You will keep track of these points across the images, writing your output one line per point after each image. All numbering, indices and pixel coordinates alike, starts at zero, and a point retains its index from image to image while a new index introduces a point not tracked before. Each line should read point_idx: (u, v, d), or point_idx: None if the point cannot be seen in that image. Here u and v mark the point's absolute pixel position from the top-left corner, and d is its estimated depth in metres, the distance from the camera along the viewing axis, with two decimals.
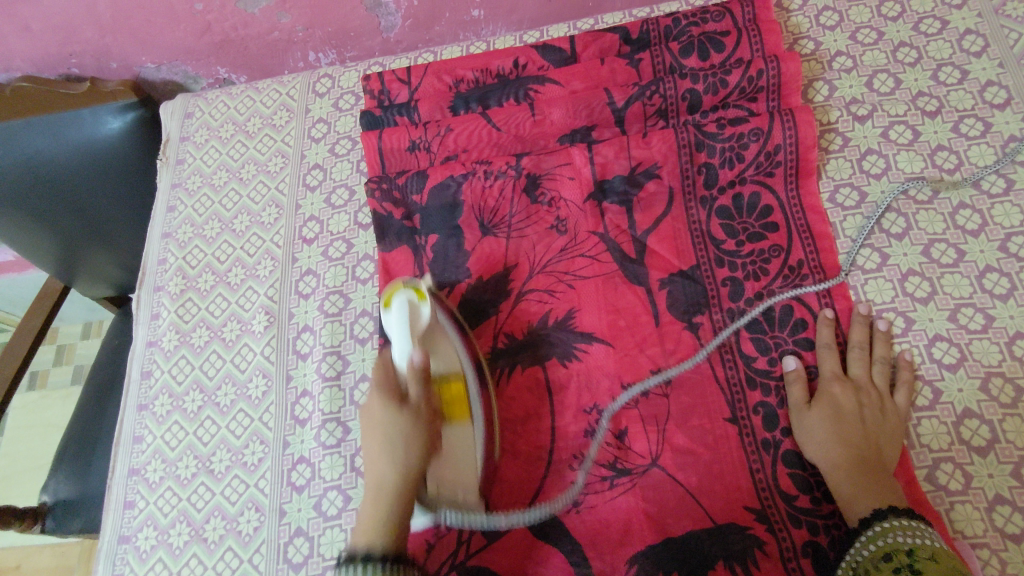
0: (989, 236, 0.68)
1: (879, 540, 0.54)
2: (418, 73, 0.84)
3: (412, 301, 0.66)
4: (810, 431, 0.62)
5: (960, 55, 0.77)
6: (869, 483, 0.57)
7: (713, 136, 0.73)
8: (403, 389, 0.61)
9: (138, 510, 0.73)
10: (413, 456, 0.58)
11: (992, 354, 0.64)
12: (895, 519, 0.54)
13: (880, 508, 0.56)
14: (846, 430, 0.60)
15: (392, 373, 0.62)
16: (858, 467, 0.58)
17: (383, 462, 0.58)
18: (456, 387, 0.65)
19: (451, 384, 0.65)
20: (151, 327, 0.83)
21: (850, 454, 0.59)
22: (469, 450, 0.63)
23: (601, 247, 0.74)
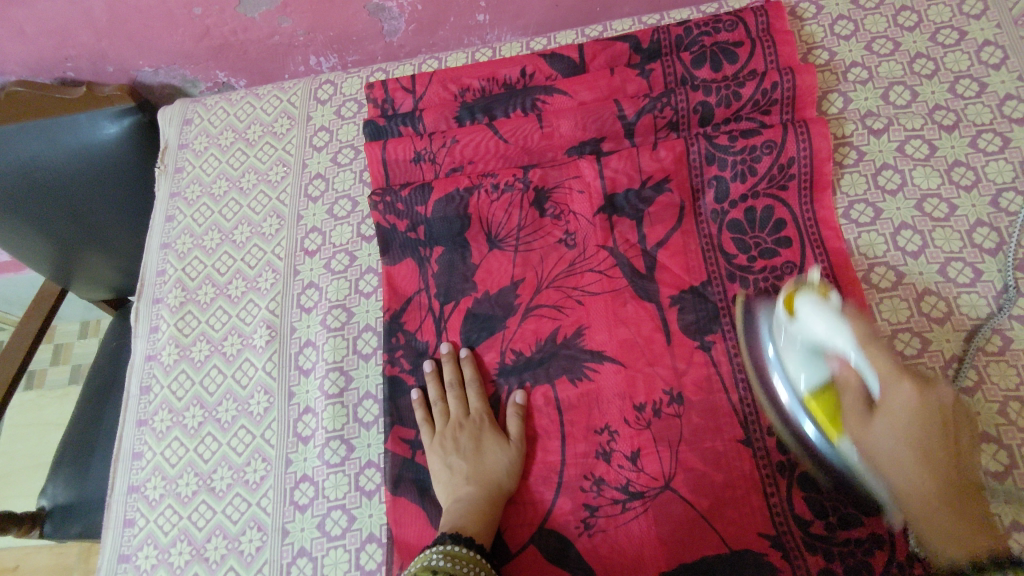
0: (1007, 255, 0.67)
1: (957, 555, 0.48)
2: (423, 82, 0.82)
3: (819, 297, 0.59)
4: (877, 440, 0.52)
5: (978, 68, 0.76)
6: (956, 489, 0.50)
7: (724, 149, 0.71)
8: (866, 396, 0.54)
9: (138, 528, 0.72)
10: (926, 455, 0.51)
11: (1010, 376, 0.62)
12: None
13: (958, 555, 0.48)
14: (932, 451, 0.51)
15: (857, 381, 0.54)
16: (950, 493, 0.50)
17: (904, 456, 0.51)
18: (827, 399, 0.58)
19: (823, 394, 0.58)
20: (150, 340, 0.82)
21: (942, 488, 0.50)
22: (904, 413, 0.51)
23: (611, 261, 0.73)
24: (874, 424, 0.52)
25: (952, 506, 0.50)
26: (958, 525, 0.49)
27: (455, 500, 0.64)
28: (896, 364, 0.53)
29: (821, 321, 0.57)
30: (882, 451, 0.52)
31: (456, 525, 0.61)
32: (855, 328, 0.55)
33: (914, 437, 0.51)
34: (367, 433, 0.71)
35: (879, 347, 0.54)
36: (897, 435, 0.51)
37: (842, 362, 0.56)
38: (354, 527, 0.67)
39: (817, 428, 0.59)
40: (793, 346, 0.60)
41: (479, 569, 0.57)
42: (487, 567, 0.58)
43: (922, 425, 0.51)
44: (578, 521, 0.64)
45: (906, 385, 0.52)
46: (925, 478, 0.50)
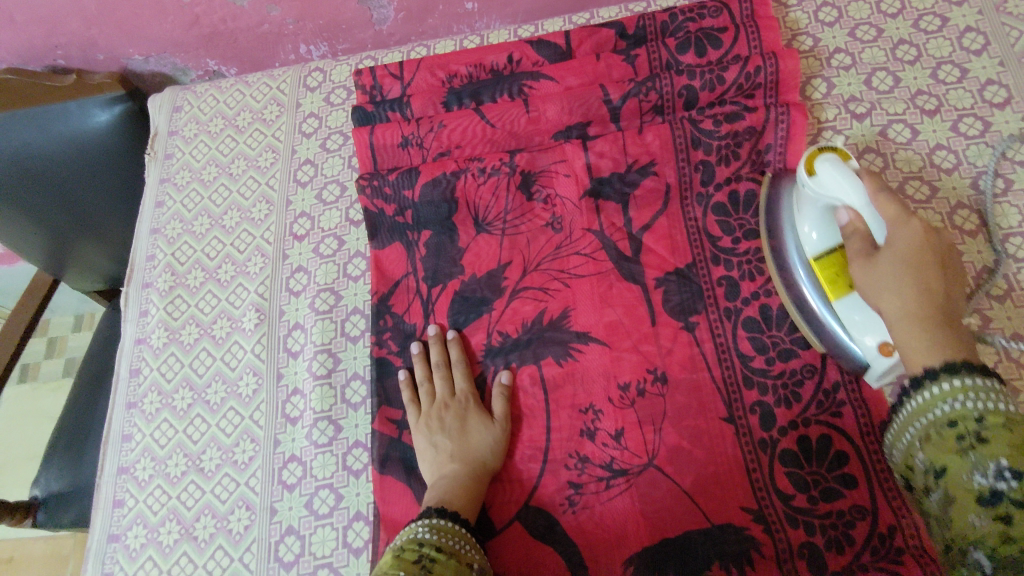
0: (986, 236, 0.68)
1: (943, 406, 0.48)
2: (411, 68, 0.83)
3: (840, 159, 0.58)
4: (883, 289, 0.54)
5: (959, 53, 0.77)
6: (939, 321, 0.51)
7: (708, 134, 0.73)
8: (872, 237, 0.56)
9: (127, 509, 0.72)
10: (911, 287, 0.53)
11: (988, 355, 0.63)
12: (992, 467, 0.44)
13: (935, 364, 0.50)
14: (928, 279, 0.52)
15: (865, 237, 0.57)
16: (939, 321, 0.51)
17: (892, 298, 0.53)
18: (835, 262, 0.61)
19: (833, 259, 0.61)
20: (140, 324, 0.82)
21: (924, 300, 0.52)
22: (895, 291, 0.53)
23: (597, 244, 0.74)
24: (879, 258, 0.54)
25: (937, 324, 0.51)
26: (936, 326, 0.51)
27: (441, 476, 0.64)
28: (903, 207, 0.54)
29: (837, 184, 0.56)
30: (880, 292, 0.54)
31: (442, 500, 0.61)
32: (867, 182, 0.56)
33: (916, 262, 0.53)
34: (355, 413, 0.71)
35: (914, 224, 0.54)
36: (885, 286, 0.53)
37: (848, 209, 0.58)
38: (342, 506, 0.68)
39: (817, 290, 0.63)
40: (812, 202, 0.61)
41: (467, 542, 0.58)
42: (473, 540, 0.59)
43: (918, 272, 0.52)
44: (563, 498, 0.64)
45: (913, 221, 0.54)
46: (915, 296, 0.52)
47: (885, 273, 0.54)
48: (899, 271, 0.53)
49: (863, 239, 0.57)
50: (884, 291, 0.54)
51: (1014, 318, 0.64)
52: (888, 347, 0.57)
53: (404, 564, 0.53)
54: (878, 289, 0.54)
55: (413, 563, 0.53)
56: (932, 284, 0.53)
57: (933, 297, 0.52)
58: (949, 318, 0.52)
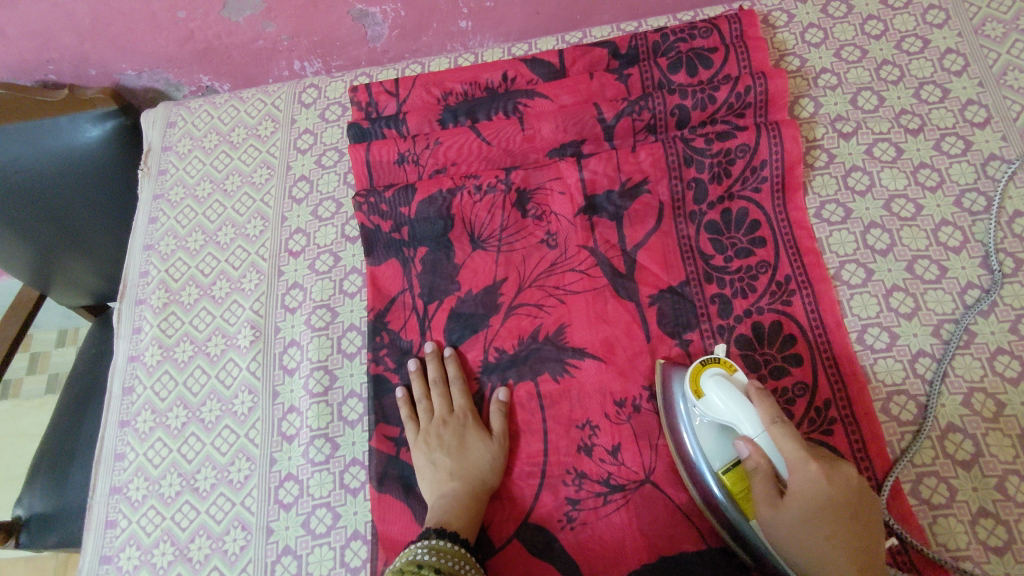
0: (970, 253, 0.70)
1: None
2: (406, 85, 0.84)
3: (726, 375, 0.59)
4: (780, 526, 0.52)
5: (941, 74, 0.79)
6: (858, 534, 0.51)
7: (701, 152, 0.73)
8: (772, 467, 0.55)
9: (120, 530, 0.72)
10: (825, 526, 0.51)
11: (974, 369, 0.65)
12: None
13: (865, 572, 0.50)
14: (836, 520, 0.51)
15: (765, 453, 0.55)
16: (847, 516, 0.51)
17: (797, 543, 0.52)
18: (735, 484, 0.57)
19: (734, 475, 0.57)
20: (133, 341, 0.82)
21: (831, 502, 0.51)
22: (789, 518, 0.52)
23: (592, 261, 0.74)
24: (796, 480, 0.52)
25: (844, 516, 0.51)
26: (824, 526, 0.51)
27: (440, 496, 0.64)
28: (801, 447, 0.53)
29: (732, 406, 0.57)
30: (787, 532, 0.52)
31: (443, 520, 0.61)
32: (760, 408, 0.56)
33: (824, 477, 0.52)
34: (352, 431, 0.72)
35: (784, 427, 0.55)
36: (794, 507, 0.52)
37: (750, 442, 0.56)
38: (339, 524, 0.68)
39: (720, 492, 0.58)
40: (709, 425, 0.59)
41: (466, 563, 0.58)
42: (472, 560, 0.59)
43: (823, 509, 0.51)
44: (561, 514, 0.65)
45: (812, 466, 0.52)
46: (824, 481, 0.52)
47: (803, 487, 0.52)
48: (819, 536, 0.51)
49: (765, 475, 0.54)
50: (783, 505, 0.53)
51: (999, 332, 0.66)
52: (796, 524, 0.55)
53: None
54: (779, 518, 0.52)
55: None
56: (841, 488, 0.52)
57: (832, 521, 0.51)
58: (858, 558, 0.50)
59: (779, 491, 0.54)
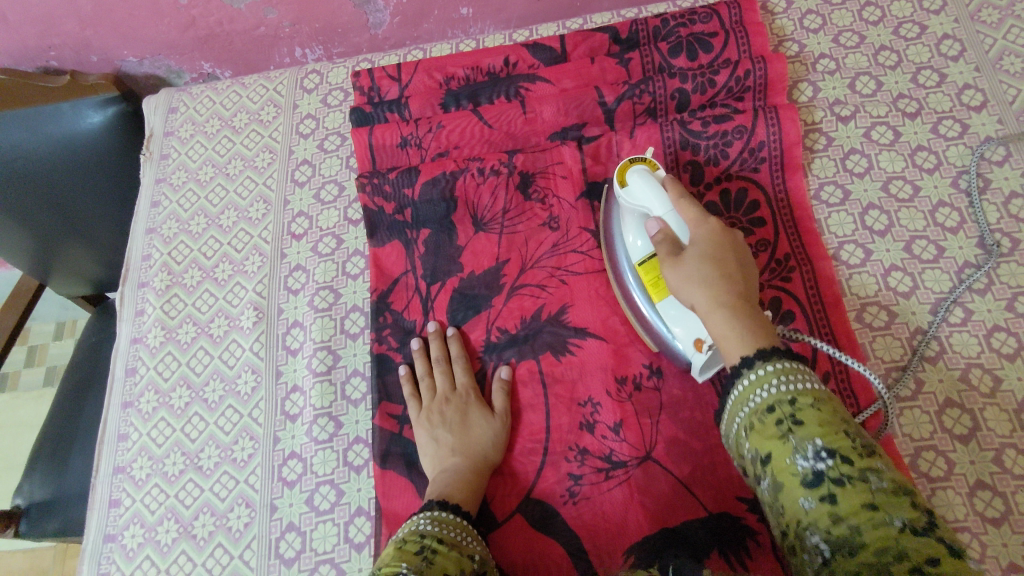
0: (967, 233, 0.71)
1: (762, 392, 0.49)
2: (408, 70, 0.84)
3: (649, 169, 0.64)
4: (688, 276, 0.56)
5: (938, 59, 0.80)
6: (751, 312, 0.54)
7: (698, 134, 0.74)
8: (678, 242, 0.60)
9: (124, 508, 0.72)
10: (720, 295, 0.54)
11: (971, 346, 0.66)
12: (776, 362, 0.50)
13: (759, 355, 0.51)
14: (727, 268, 0.56)
15: (671, 232, 0.61)
16: (742, 306, 0.54)
17: (695, 288, 0.56)
18: (653, 270, 0.64)
19: (654, 263, 0.64)
20: (136, 323, 0.82)
21: (734, 293, 0.55)
22: (692, 289, 0.56)
23: (594, 243, 0.75)
24: (685, 262, 0.57)
25: (745, 308, 0.54)
26: (733, 271, 0.56)
27: (442, 471, 0.65)
28: (701, 210, 0.60)
29: (647, 191, 0.62)
30: (688, 284, 0.56)
31: (448, 494, 0.62)
32: (669, 190, 0.62)
33: (713, 256, 0.56)
34: (355, 409, 0.72)
35: (689, 202, 0.61)
36: (694, 282, 0.56)
37: (660, 220, 0.62)
38: (343, 501, 0.68)
39: (643, 292, 0.66)
40: (631, 215, 0.65)
41: (465, 534, 0.58)
42: (473, 532, 0.59)
43: (724, 286, 0.55)
44: (563, 490, 0.65)
45: (709, 219, 0.59)
46: (716, 281, 0.55)
47: (685, 280, 0.56)
48: (713, 300, 0.55)
49: (666, 243, 0.60)
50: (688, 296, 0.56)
51: (995, 310, 0.67)
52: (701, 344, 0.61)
53: (405, 555, 0.52)
54: (680, 289, 0.57)
55: (414, 554, 0.52)
56: (738, 285, 0.55)
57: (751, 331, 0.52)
58: (754, 318, 0.54)
59: (682, 251, 0.59)
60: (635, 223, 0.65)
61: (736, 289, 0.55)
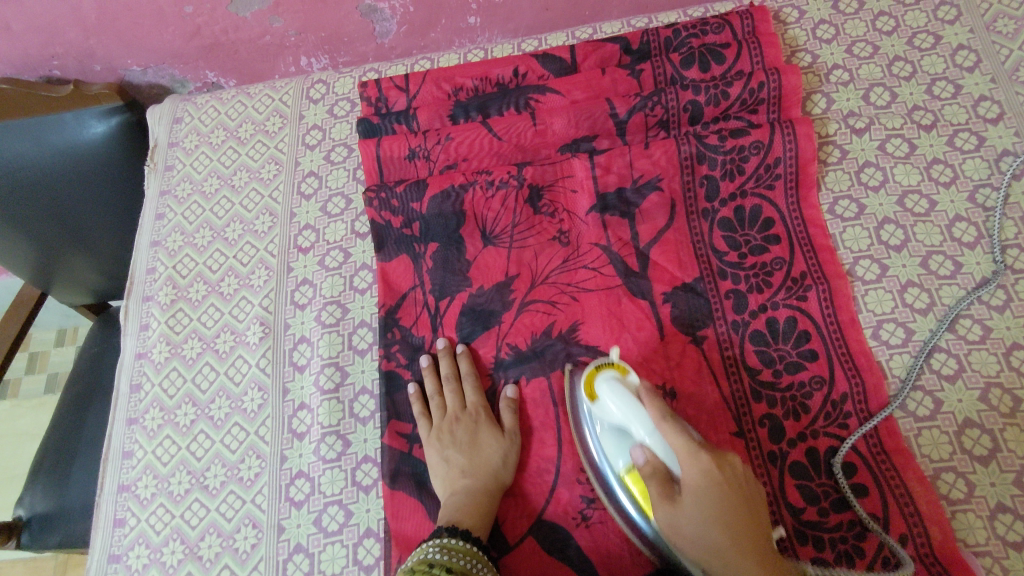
0: (984, 248, 0.70)
1: None
2: (417, 81, 0.83)
3: (619, 378, 0.61)
4: (687, 528, 0.52)
5: (953, 70, 0.79)
6: (755, 543, 0.50)
7: (713, 149, 0.73)
8: (668, 475, 0.55)
9: (129, 528, 0.71)
10: (724, 536, 0.50)
11: (990, 364, 0.65)
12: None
13: None
14: (727, 512, 0.51)
15: (651, 466, 0.55)
16: (766, 565, 0.50)
17: (703, 532, 0.51)
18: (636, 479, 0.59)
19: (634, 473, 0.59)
20: (140, 338, 0.81)
21: (751, 558, 0.50)
22: (692, 525, 0.52)
23: (605, 259, 0.74)
24: (683, 503, 0.52)
25: (755, 550, 0.50)
26: (744, 535, 0.51)
27: (453, 490, 0.64)
28: (689, 436, 0.54)
29: (623, 406, 0.58)
30: (714, 561, 0.51)
31: (456, 515, 0.61)
32: (650, 408, 0.56)
33: (710, 509, 0.51)
34: (364, 428, 0.71)
35: (673, 421, 0.55)
36: (704, 523, 0.51)
37: (645, 445, 0.57)
38: (352, 522, 0.67)
39: (636, 507, 0.59)
40: (607, 428, 0.61)
41: (477, 561, 0.57)
42: (485, 559, 0.58)
43: (732, 531, 0.51)
44: (575, 512, 0.64)
45: (702, 456, 0.52)
46: (716, 531, 0.51)
47: (685, 511, 0.52)
48: (733, 565, 0.50)
49: (654, 470, 0.55)
50: (687, 535, 0.52)
51: (1014, 328, 0.66)
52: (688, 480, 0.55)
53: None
54: (680, 528, 0.52)
55: None
56: (750, 537, 0.51)
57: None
58: (765, 557, 0.50)
59: (672, 486, 0.54)
60: (613, 457, 0.60)
61: (744, 547, 0.50)
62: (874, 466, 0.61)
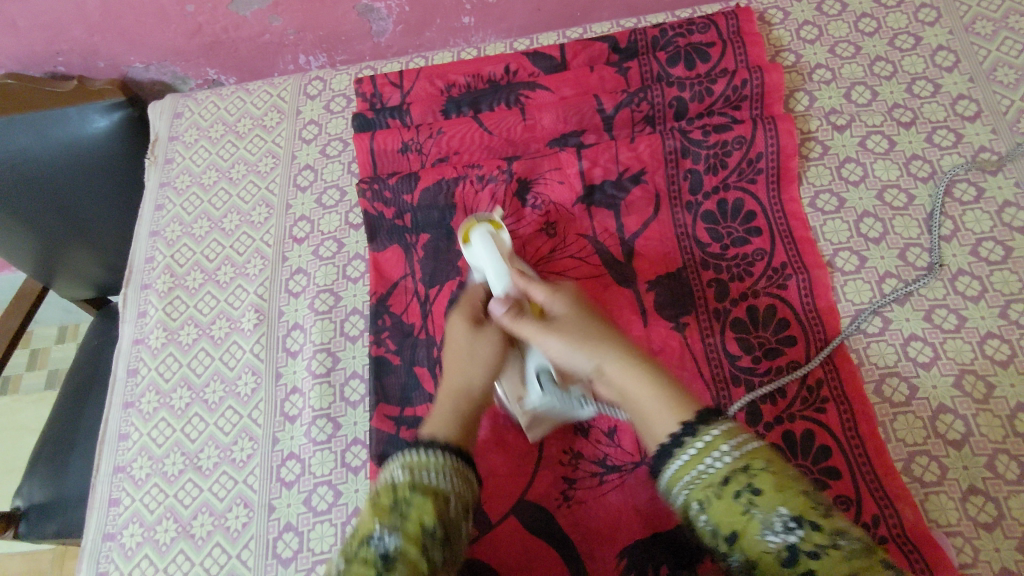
0: (960, 241, 0.71)
1: (715, 464, 0.50)
2: (411, 77, 0.86)
3: (493, 231, 0.65)
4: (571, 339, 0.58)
5: (933, 70, 0.81)
6: (650, 363, 0.57)
7: (698, 143, 0.75)
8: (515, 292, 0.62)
9: (123, 507, 0.72)
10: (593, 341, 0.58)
11: (964, 352, 0.66)
12: (715, 426, 0.52)
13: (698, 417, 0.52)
14: (619, 337, 0.59)
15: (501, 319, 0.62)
16: (651, 366, 0.57)
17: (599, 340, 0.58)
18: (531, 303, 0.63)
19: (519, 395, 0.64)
20: (138, 325, 0.83)
21: (642, 355, 0.57)
22: (589, 362, 0.58)
23: (590, 249, 0.76)
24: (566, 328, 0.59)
25: (637, 359, 0.57)
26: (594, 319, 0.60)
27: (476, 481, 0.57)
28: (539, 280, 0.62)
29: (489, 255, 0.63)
30: (607, 353, 0.57)
31: (438, 431, 0.58)
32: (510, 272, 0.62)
33: (592, 326, 0.59)
34: (354, 411, 0.72)
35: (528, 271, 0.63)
36: (594, 341, 0.58)
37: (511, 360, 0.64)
38: (340, 502, 0.68)
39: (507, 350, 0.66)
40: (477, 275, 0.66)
41: (445, 471, 0.55)
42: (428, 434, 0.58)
43: (596, 337, 0.58)
44: (557, 493, 0.66)
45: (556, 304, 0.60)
46: (605, 343, 0.58)
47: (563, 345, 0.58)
48: (621, 354, 0.57)
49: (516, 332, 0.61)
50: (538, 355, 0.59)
51: (988, 317, 0.67)
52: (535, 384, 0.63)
53: (379, 509, 0.52)
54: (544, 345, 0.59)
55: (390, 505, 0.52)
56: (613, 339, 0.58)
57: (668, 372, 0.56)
58: (658, 371, 0.56)
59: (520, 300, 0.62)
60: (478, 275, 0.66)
61: (617, 344, 0.58)
62: (847, 448, 0.63)
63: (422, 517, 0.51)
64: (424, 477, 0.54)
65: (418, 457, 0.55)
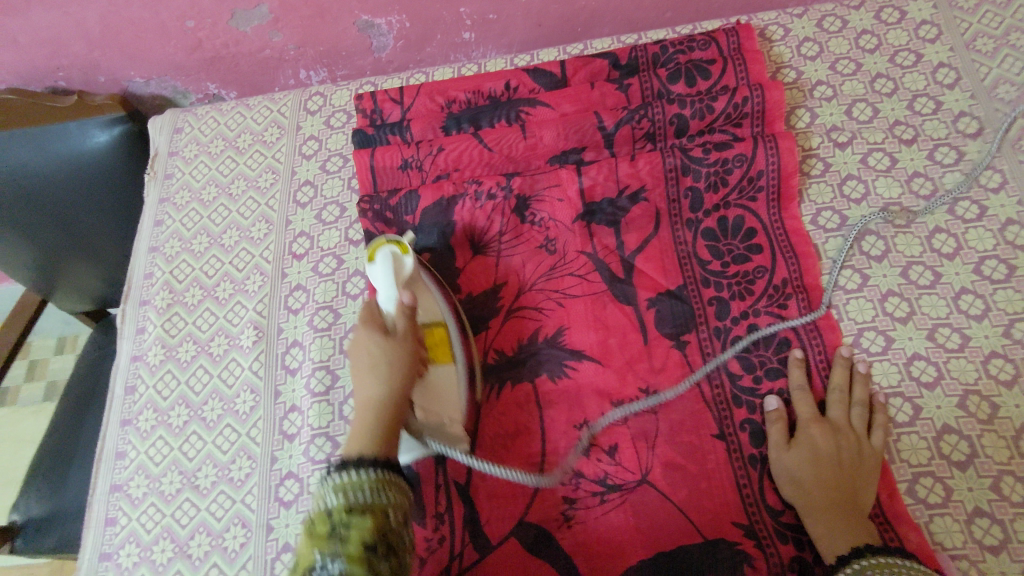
0: (963, 259, 0.71)
1: None
2: (411, 93, 0.85)
3: (413, 354, 0.64)
4: (789, 467, 0.62)
5: (934, 87, 0.81)
6: (835, 474, 0.61)
7: (698, 161, 0.75)
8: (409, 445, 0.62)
9: (120, 527, 0.72)
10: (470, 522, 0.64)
11: (968, 372, 0.66)
12: (873, 557, 0.55)
13: (857, 547, 0.56)
14: (822, 468, 0.61)
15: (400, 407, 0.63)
16: (830, 492, 0.60)
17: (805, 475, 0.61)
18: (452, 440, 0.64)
19: (448, 435, 0.65)
20: (137, 341, 0.82)
21: (827, 488, 0.60)
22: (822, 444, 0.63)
23: (591, 266, 0.76)
24: (790, 451, 0.63)
25: (831, 473, 0.61)
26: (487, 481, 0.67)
27: None
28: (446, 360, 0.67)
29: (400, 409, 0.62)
30: (806, 480, 0.61)
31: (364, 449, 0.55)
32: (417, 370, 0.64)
33: (820, 451, 0.62)
34: None
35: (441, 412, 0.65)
36: (805, 463, 0.62)
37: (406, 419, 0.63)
38: None
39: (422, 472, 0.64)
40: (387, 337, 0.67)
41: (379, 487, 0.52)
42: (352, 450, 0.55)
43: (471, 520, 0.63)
44: (558, 513, 0.65)
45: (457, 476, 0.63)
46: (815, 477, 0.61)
47: None
48: (791, 469, 0.62)
49: None
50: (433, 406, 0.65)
51: (992, 336, 0.67)
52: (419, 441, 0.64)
53: (317, 539, 0.49)
54: None
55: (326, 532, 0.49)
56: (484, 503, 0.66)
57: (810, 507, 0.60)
58: (832, 481, 0.60)
59: None
60: None
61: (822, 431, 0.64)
62: None
63: (365, 536, 0.48)
64: (358, 496, 0.51)
65: (348, 476, 0.52)
